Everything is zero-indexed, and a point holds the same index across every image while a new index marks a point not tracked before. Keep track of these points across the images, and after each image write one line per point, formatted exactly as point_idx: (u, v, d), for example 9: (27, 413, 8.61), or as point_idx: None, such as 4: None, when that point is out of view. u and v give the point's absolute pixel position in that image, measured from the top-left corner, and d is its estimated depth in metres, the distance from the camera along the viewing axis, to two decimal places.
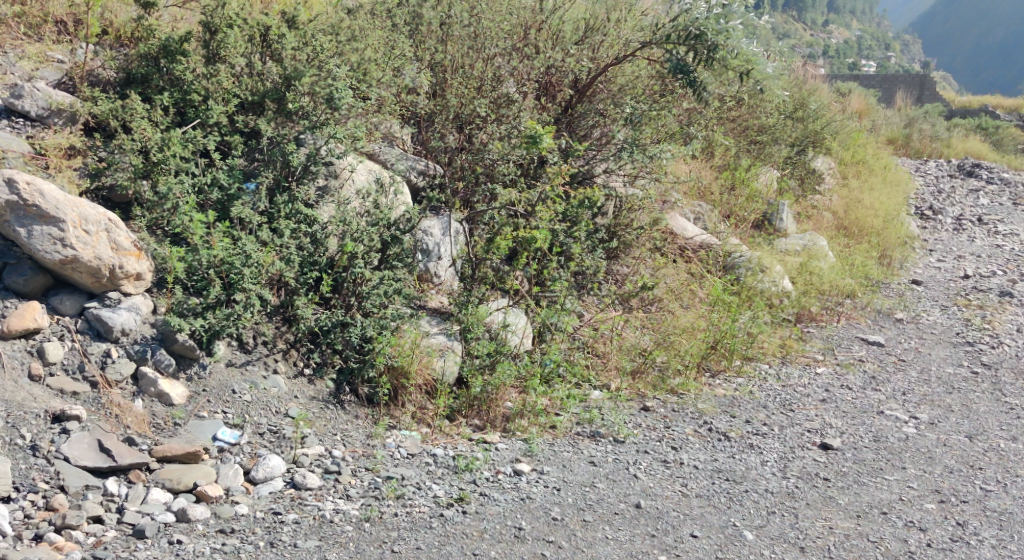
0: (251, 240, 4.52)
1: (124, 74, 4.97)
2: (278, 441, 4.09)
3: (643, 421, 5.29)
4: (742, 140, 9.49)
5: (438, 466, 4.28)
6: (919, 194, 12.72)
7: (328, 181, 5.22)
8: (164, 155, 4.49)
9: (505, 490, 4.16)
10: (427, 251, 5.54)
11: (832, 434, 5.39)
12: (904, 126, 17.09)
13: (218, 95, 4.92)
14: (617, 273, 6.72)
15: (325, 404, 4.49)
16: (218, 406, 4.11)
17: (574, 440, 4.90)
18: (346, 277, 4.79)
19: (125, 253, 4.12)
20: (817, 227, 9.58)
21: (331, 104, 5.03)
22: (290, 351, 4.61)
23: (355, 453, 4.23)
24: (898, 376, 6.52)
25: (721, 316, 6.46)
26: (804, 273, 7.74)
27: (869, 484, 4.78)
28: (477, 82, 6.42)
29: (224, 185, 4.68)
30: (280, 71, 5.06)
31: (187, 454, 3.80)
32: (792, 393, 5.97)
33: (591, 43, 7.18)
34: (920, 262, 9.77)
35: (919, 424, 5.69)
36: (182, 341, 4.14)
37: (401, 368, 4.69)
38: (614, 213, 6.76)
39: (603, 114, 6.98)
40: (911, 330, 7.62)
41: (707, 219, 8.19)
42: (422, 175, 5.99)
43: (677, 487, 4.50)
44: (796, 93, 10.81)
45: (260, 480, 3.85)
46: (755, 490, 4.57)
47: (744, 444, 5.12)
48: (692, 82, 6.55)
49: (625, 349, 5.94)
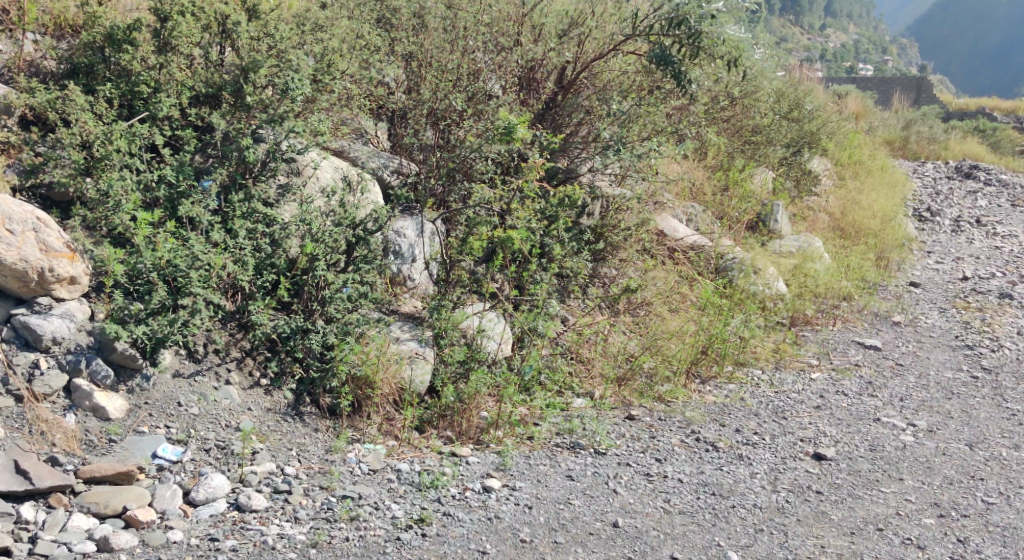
0: (201, 241, 4.23)
1: (67, 64, 4.65)
2: (225, 458, 3.78)
3: (627, 431, 4.97)
4: (736, 141, 9.23)
5: (401, 484, 3.98)
6: (917, 196, 12.42)
7: (289, 178, 4.90)
8: (107, 150, 4.22)
9: (471, 509, 3.86)
10: (399, 253, 5.26)
11: (826, 443, 5.08)
12: (902, 128, 16.79)
13: (170, 88, 4.64)
14: (603, 276, 6.39)
15: (282, 417, 4.20)
16: (161, 421, 3.83)
17: (552, 453, 4.59)
18: (306, 281, 4.52)
19: (55, 254, 3.84)
20: (812, 229, 9.30)
21: (288, 95, 4.72)
22: (245, 360, 4.31)
23: (311, 470, 3.92)
24: (896, 381, 6.21)
25: (711, 320, 6.16)
26: (798, 276, 7.47)
27: (864, 497, 4.48)
28: (453, 75, 6.08)
29: (172, 182, 4.38)
30: (236, 62, 4.76)
31: (118, 474, 3.50)
32: (786, 400, 5.66)
33: (577, 37, 6.82)
34: (919, 264, 9.47)
35: (917, 431, 5.39)
36: (122, 350, 3.85)
37: (365, 377, 4.41)
38: (601, 213, 6.43)
39: (590, 111, 6.67)
40: (909, 333, 7.31)
41: (700, 220, 7.80)
42: (395, 173, 5.67)
43: (659, 503, 4.20)
44: (790, 94, 10.49)
45: (200, 502, 3.53)
46: (743, 505, 4.27)
47: (732, 455, 4.81)
48: (677, 74, 6.33)
49: (610, 355, 5.63)
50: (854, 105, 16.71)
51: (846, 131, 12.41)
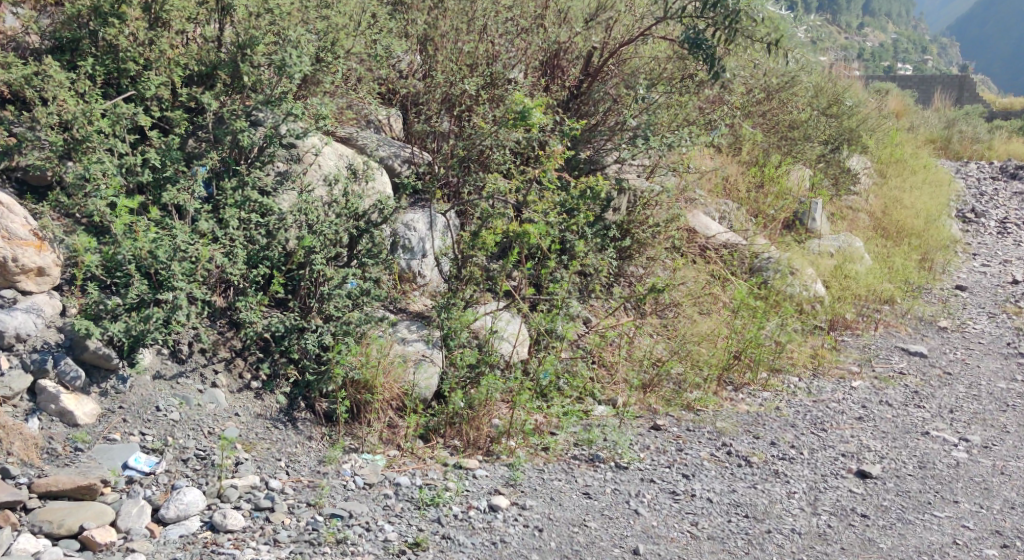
0: (187, 231, 3.90)
1: (51, 40, 4.30)
2: (203, 470, 3.43)
3: (652, 443, 4.55)
4: (772, 136, 8.65)
5: (398, 501, 3.60)
6: (961, 196, 11.85)
7: (289, 165, 4.54)
8: (87, 131, 3.87)
9: (474, 531, 3.48)
10: (409, 248, 4.92)
11: (870, 459, 4.63)
12: (944, 127, 16.15)
13: (161, 65, 4.31)
14: (630, 276, 5.97)
15: (273, 424, 3.85)
16: (136, 427, 3.50)
17: (568, 466, 4.18)
18: (304, 276, 4.18)
19: (21, 243, 3.59)
20: (852, 228, 8.81)
21: (285, 73, 4.34)
22: (235, 361, 3.97)
23: (298, 483, 3.57)
24: (944, 391, 5.73)
25: (745, 323, 5.73)
26: (838, 277, 7.05)
27: (915, 523, 4.04)
28: (470, 60, 5.72)
29: (157, 166, 4.07)
30: (233, 40, 4.42)
31: (79, 489, 3.16)
32: (825, 411, 5.21)
33: (604, 22, 6.33)
34: (965, 267, 8.93)
35: (970, 448, 4.91)
36: (94, 349, 3.53)
37: (364, 381, 4.05)
38: (628, 208, 6.00)
39: (617, 100, 6.22)
40: (957, 339, 6.81)
41: (734, 218, 7.37)
42: (406, 163, 5.35)
43: (686, 527, 3.79)
44: (830, 89, 9.97)
45: (170, 520, 3.18)
46: (780, 530, 3.84)
47: (768, 471, 4.38)
48: (709, 59, 5.91)
49: (635, 359, 5.22)
50: (894, 103, 16.09)
51: (887, 128, 11.87)
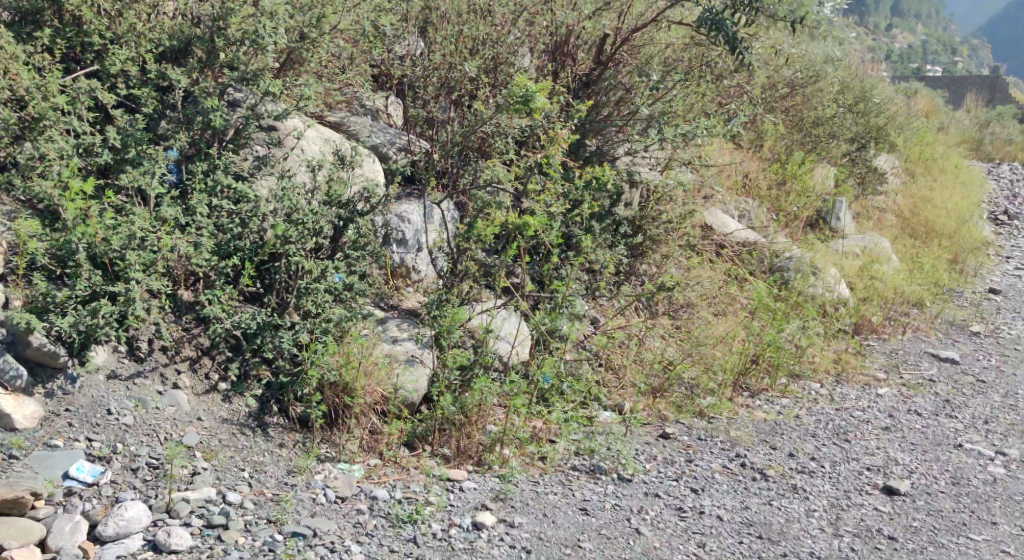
0: (147, 217, 3.61)
1: (11, 11, 4.00)
2: (154, 481, 3.14)
3: (659, 453, 4.17)
4: (794, 132, 8.10)
5: (371, 517, 3.25)
6: (993, 198, 11.36)
7: (268, 150, 4.25)
8: (42, 108, 3.63)
9: (452, 553, 3.13)
10: (402, 241, 4.58)
11: (898, 474, 4.22)
12: (976, 128, 15.60)
13: (129, 39, 4.01)
14: (641, 274, 5.57)
15: (239, 430, 3.52)
16: (82, 433, 3.20)
17: (566, 478, 3.82)
18: (280, 268, 3.85)
19: None
20: (878, 228, 8.38)
21: (258, 45, 4.02)
22: (201, 361, 3.65)
23: (261, 496, 3.23)
24: (978, 400, 5.31)
25: (764, 326, 5.34)
26: (864, 277, 6.66)
27: (949, 547, 3.64)
28: (471, 44, 5.21)
29: (118, 147, 3.77)
30: (208, 12, 4.08)
31: (5, 502, 2.86)
32: (848, 420, 4.81)
33: (618, 7, 5.85)
34: (997, 269, 8.48)
35: (1007, 462, 4.50)
36: (38, 345, 3.24)
37: (343, 384, 3.68)
38: (640, 203, 5.61)
39: (627, 88, 5.81)
40: (991, 345, 6.37)
41: (754, 216, 7.01)
42: (401, 151, 5.00)
43: (692, 549, 3.42)
44: (857, 85, 9.47)
45: (109, 538, 2.89)
46: (797, 554, 3.46)
47: (785, 486, 3.99)
48: (730, 40, 5.44)
49: (644, 362, 4.83)
50: (923, 103, 15.53)
51: (916, 126, 11.40)
